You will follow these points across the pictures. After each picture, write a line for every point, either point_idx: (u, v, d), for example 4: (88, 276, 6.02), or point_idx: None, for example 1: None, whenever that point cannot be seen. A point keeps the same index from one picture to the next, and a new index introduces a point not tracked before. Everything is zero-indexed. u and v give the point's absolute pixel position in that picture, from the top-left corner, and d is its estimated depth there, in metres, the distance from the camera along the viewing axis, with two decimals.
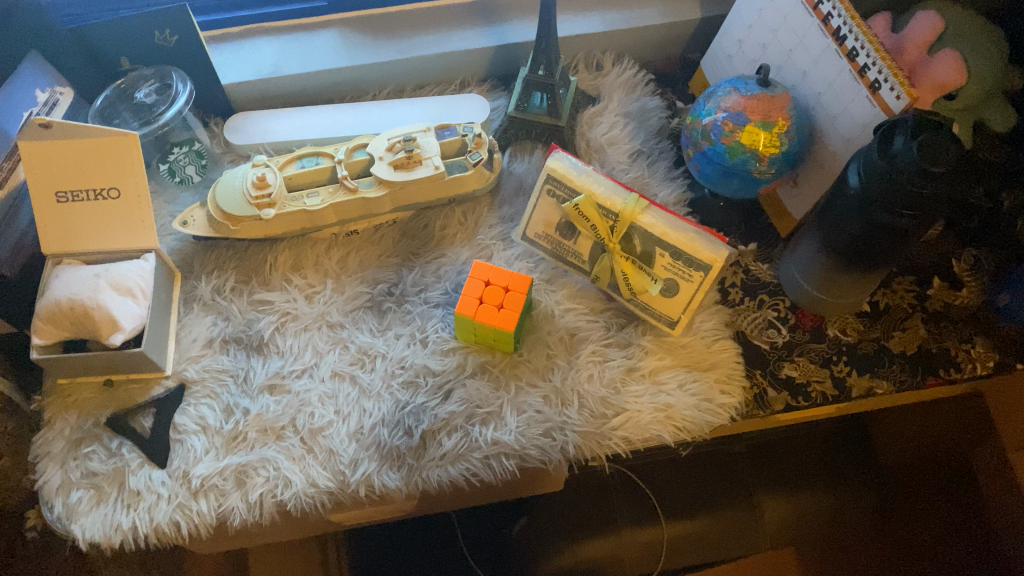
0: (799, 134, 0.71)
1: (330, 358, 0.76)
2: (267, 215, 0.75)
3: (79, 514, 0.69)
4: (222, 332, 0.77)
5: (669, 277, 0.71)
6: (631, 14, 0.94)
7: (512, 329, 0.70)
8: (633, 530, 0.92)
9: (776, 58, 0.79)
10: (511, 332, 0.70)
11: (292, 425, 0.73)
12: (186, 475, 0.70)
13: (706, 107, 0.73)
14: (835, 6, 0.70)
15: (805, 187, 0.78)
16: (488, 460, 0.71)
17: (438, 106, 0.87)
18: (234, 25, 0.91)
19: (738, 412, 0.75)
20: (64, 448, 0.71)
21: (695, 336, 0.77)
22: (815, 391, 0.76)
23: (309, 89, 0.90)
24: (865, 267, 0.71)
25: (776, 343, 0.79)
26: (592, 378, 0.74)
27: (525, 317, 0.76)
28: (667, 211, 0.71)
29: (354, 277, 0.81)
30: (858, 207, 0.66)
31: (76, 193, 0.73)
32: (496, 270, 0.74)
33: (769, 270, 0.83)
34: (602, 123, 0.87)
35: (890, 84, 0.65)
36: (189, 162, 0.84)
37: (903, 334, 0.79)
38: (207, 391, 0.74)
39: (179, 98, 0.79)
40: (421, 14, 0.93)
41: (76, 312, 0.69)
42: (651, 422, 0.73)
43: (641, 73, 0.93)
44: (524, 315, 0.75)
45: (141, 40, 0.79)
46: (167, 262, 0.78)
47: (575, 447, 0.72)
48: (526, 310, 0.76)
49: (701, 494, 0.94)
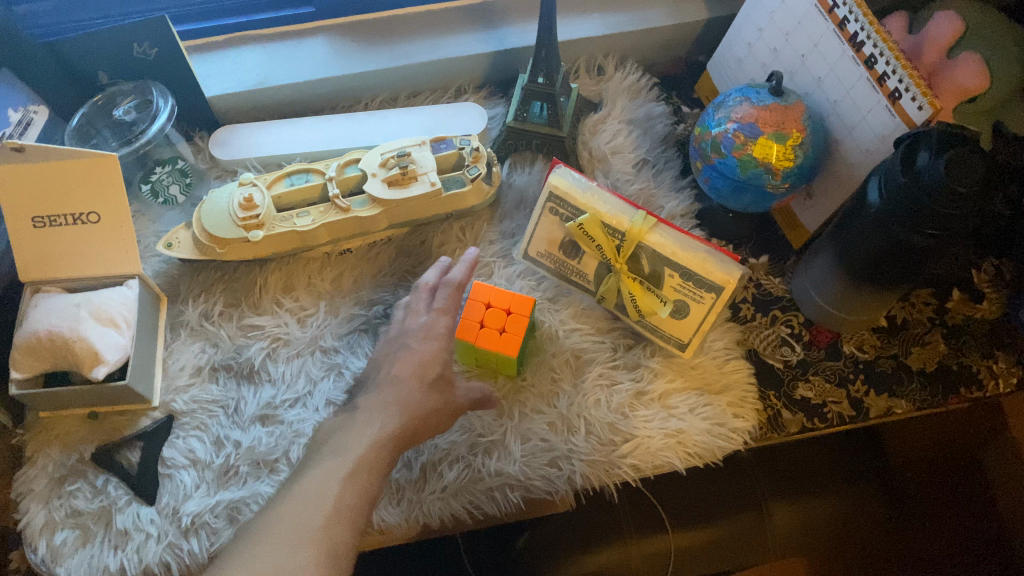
0: (815, 146, 0.68)
1: (324, 386, 0.72)
2: (255, 237, 0.71)
3: (64, 556, 0.65)
4: (210, 359, 0.74)
5: (680, 299, 0.68)
6: (634, 15, 0.89)
7: (514, 355, 0.67)
8: (639, 539, 0.80)
9: (789, 63, 0.75)
10: (514, 357, 0.68)
11: (286, 457, 0.69)
12: (175, 512, 0.67)
13: (715, 118, 0.69)
14: (851, 10, 0.66)
15: (820, 198, 0.75)
16: (492, 492, 0.68)
17: (433, 116, 0.83)
18: (217, 34, 0.87)
19: (752, 437, 0.72)
20: (48, 486, 0.68)
21: (706, 357, 0.73)
22: (831, 413, 0.73)
23: (299, 99, 0.86)
24: (884, 285, 0.68)
25: (790, 361, 0.75)
26: (599, 404, 0.71)
27: (527, 340, 0.73)
28: (676, 229, 0.67)
29: (349, 298, 0.78)
30: (877, 225, 0.63)
31: (54, 218, 0.69)
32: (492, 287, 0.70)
33: (781, 283, 0.79)
34: (605, 131, 0.84)
35: (911, 94, 0.62)
36: (172, 181, 0.80)
37: (922, 350, 0.76)
38: (196, 423, 0.71)
39: (160, 115, 0.75)
40: (414, 17, 0.88)
41: (57, 345, 0.66)
42: (662, 449, 0.70)
43: (645, 77, 0.89)
44: (527, 340, 0.72)
45: (118, 53, 0.75)
46: (152, 286, 0.74)
47: (583, 476, 0.69)
48: (529, 333, 0.72)
49: (710, 500, 0.82)
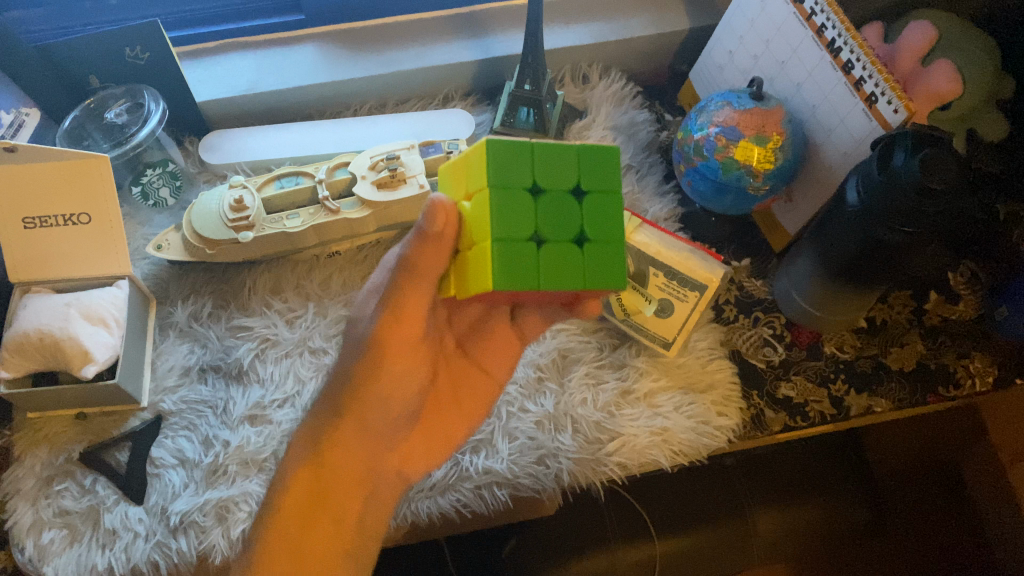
0: (795, 149, 0.70)
1: (312, 386, 0.73)
2: (244, 238, 0.72)
3: (52, 555, 0.65)
4: (199, 360, 0.75)
5: (664, 297, 0.71)
6: (617, 24, 0.91)
7: (495, 144, 0.46)
8: (626, 549, 0.84)
9: (769, 70, 0.77)
10: (493, 152, 0.45)
11: (274, 457, 0.69)
12: (164, 511, 0.67)
13: (698, 122, 0.71)
14: (829, 18, 0.68)
15: (801, 201, 0.77)
16: (479, 490, 0.69)
17: (423, 121, 0.84)
18: (209, 41, 0.88)
19: (736, 434, 0.73)
20: (35, 486, 0.68)
21: (691, 356, 0.75)
22: (813, 412, 0.74)
23: (289, 105, 0.87)
24: (862, 283, 0.69)
25: (772, 361, 0.77)
26: (585, 402, 0.72)
27: (585, 232, 0.47)
28: (660, 230, 0.71)
29: (338, 299, 0.78)
30: (857, 223, 0.64)
31: (45, 218, 0.70)
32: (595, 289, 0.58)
33: (763, 286, 0.81)
34: (590, 137, 0.86)
35: (887, 98, 0.63)
36: (162, 184, 0.81)
37: (900, 350, 0.77)
38: (185, 422, 0.71)
39: (151, 118, 0.77)
40: (402, 26, 0.90)
41: (46, 344, 0.66)
42: (648, 447, 0.71)
43: (630, 85, 0.91)
44: (582, 225, 0.47)
45: (111, 58, 0.76)
46: (142, 288, 0.75)
47: (570, 474, 0.70)
48: (603, 209, 0.48)
49: (694, 509, 0.86)
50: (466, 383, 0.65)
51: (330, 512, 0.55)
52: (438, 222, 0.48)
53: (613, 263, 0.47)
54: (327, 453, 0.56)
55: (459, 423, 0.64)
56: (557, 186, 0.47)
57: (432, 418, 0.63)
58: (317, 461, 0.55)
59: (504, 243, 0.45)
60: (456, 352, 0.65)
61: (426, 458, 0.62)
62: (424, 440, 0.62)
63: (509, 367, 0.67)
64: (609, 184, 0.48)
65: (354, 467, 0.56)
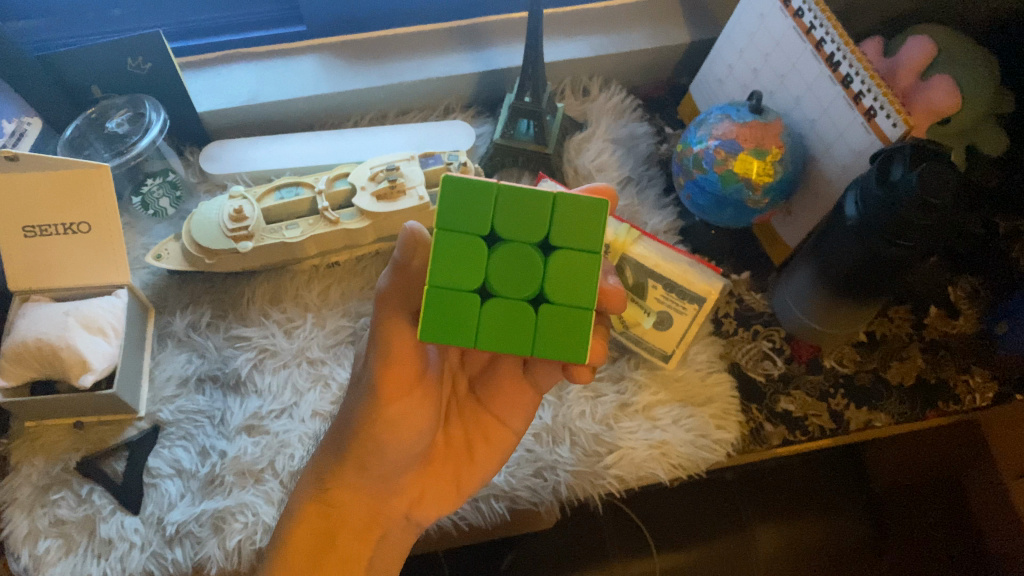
0: (795, 162, 0.70)
1: (310, 398, 0.73)
2: (243, 247, 0.72)
3: (46, 565, 0.65)
4: (197, 370, 0.74)
5: (663, 310, 0.71)
6: (617, 37, 0.92)
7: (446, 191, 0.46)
8: (625, 564, 0.85)
9: (769, 83, 0.77)
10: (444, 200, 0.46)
11: (271, 468, 0.69)
12: (160, 522, 0.67)
13: (698, 134, 0.72)
14: (828, 31, 0.68)
15: (800, 214, 0.76)
16: (477, 503, 0.69)
17: (422, 132, 0.84)
18: (211, 51, 0.88)
19: (735, 449, 0.73)
20: (31, 495, 0.67)
21: (690, 370, 0.74)
22: (812, 426, 0.74)
23: (289, 117, 0.88)
24: (861, 297, 0.69)
25: (771, 375, 0.77)
26: (584, 415, 0.72)
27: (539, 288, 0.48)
28: (659, 242, 0.71)
29: (336, 310, 0.78)
30: (855, 238, 0.64)
31: (45, 227, 0.70)
32: (597, 345, 0.58)
33: (763, 299, 0.81)
34: (589, 149, 0.86)
35: (886, 112, 0.63)
36: (163, 194, 0.82)
37: (900, 364, 0.77)
38: (182, 432, 0.71)
39: (151, 127, 0.77)
40: (402, 38, 0.90)
41: (44, 353, 0.66)
42: (647, 460, 0.70)
43: (630, 98, 0.91)
44: (539, 285, 0.48)
45: (112, 68, 0.77)
46: (140, 297, 0.75)
47: (568, 487, 0.70)
48: (565, 271, 0.48)
49: (696, 525, 0.87)
50: (479, 427, 0.65)
51: (337, 556, 0.58)
52: (413, 253, 0.53)
53: (567, 329, 0.48)
54: (334, 492, 0.59)
55: (470, 470, 0.64)
56: (517, 240, 0.47)
57: (437, 458, 0.63)
58: (326, 503, 0.58)
59: (441, 292, 0.47)
60: (469, 397, 0.66)
61: (435, 501, 0.63)
62: (435, 483, 0.63)
63: (526, 415, 0.65)
64: (579, 242, 0.48)
65: (360, 514, 0.60)
